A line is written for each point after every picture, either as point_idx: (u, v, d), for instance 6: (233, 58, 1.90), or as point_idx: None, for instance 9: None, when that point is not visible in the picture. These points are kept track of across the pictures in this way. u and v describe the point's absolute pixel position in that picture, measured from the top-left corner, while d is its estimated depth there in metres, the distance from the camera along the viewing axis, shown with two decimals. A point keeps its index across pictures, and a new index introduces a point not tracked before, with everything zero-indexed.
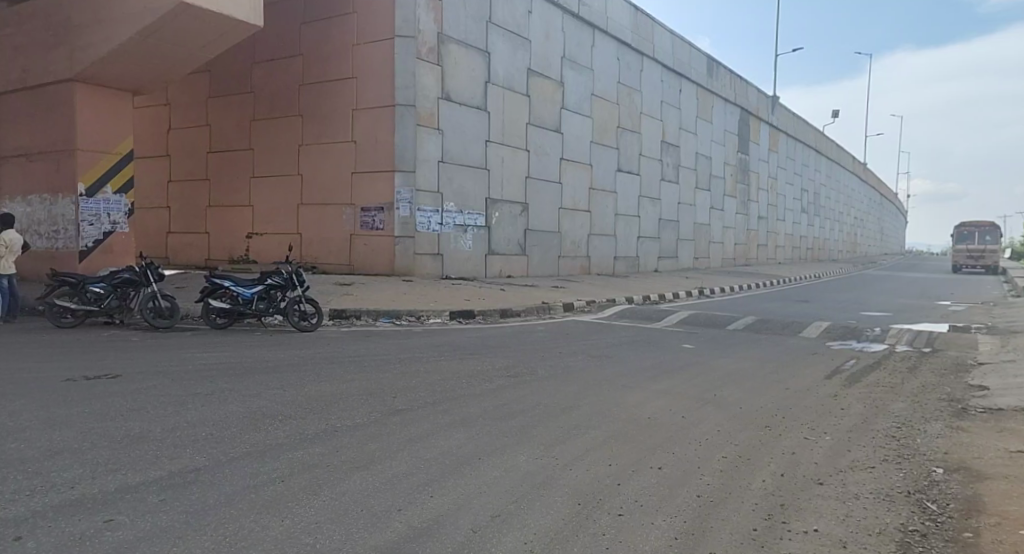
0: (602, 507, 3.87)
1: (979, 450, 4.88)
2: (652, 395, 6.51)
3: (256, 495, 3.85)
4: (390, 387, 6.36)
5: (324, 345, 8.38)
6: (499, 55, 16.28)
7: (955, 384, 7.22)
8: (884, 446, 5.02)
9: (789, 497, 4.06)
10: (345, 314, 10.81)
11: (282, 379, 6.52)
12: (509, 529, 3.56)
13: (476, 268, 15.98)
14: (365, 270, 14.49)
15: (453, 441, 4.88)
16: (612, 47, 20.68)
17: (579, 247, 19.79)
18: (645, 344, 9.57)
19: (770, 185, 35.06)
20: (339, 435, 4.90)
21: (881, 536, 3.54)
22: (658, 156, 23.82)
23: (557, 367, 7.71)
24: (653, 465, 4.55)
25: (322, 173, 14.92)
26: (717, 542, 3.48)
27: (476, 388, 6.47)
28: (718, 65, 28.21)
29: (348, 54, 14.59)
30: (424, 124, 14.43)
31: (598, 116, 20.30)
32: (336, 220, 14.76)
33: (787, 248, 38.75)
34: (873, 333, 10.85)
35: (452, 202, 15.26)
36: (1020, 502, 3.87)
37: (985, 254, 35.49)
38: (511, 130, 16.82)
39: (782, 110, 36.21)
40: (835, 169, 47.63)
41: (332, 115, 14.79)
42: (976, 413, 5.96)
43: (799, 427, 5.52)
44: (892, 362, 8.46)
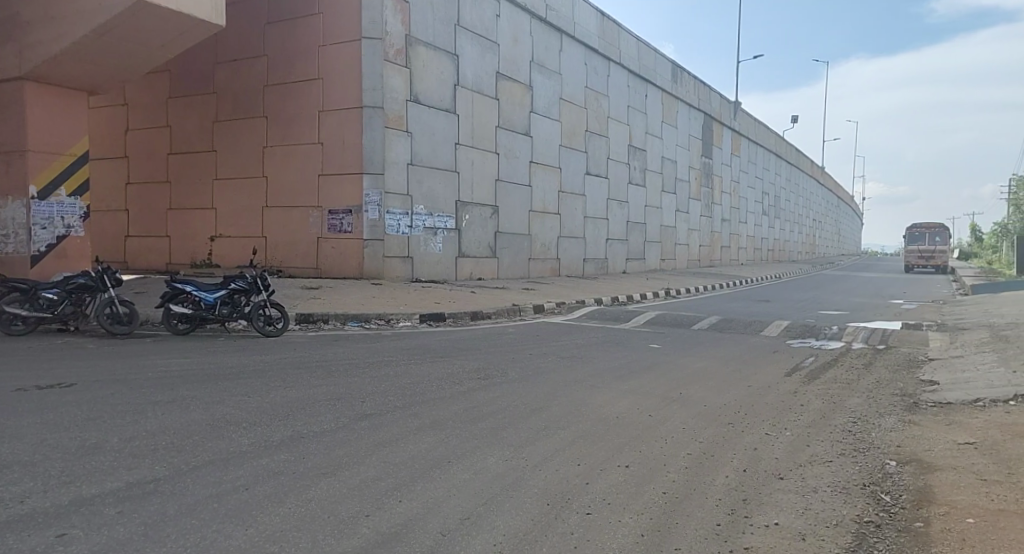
0: (570, 506, 3.92)
1: (929, 443, 5.07)
2: (621, 395, 6.60)
3: (219, 504, 3.79)
4: (358, 391, 6.32)
5: (290, 351, 8.28)
6: (466, 57, 16.27)
7: (908, 379, 7.49)
8: (841, 441, 5.19)
9: (751, 492, 4.17)
10: (312, 318, 10.65)
11: (246, 385, 6.42)
12: (478, 531, 3.58)
13: (445, 270, 15.95)
14: (333, 274, 14.35)
15: (423, 445, 4.88)
16: (579, 52, 20.86)
17: (548, 249, 19.90)
18: (612, 344, 9.68)
19: (732, 188, 35.74)
20: (306, 442, 4.86)
21: (837, 528, 3.66)
22: (625, 159, 24.09)
23: (526, 368, 7.76)
24: (621, 464, 4.63)
25: (288, 175, 14.73)
26: (683, 539, 3.55)
27: (446, 391, 6.47)
28: (682, 70, 28.65)
29: (313, 56, 14.45)
30: (392, 126, 14.35)
31: (566, 119, 20.45)
32: (302, 223, 14.59)
33: (749, 249, 39.54)
34: (831, 331, 11.17)
35: (421, 204, 15.20)
36: (967, 492, 4.04)
37: (935, 255, 36.76)
38: (480, 133, 16.83)
39: (744, 114, 36.95)
40: (793, 172, 48.80)
41: (298, 116, 14.62)
42: (928, 407, 6.19)
43: (761, 424, 5.66)
44: (849, 360, 8.73)
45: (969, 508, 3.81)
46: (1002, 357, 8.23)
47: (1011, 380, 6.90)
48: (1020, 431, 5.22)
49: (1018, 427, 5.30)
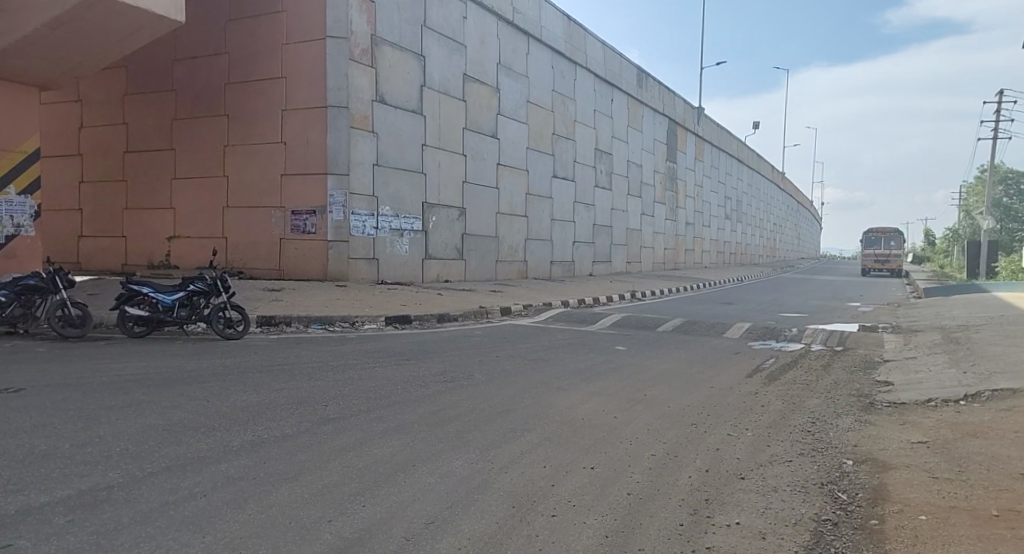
0: (536, 508, 3.92)
1: (884, 442, 5.21)
2: (587, 396, 6.63)
3: (175, 512, 3.69)
4: (322, 395, 6.23)
5: (251, 354, 8.13)
6: (433, 58, 16.20)
7: (863, 380, 7.69)
8: (799, 441, 5.30)
9: (713, 492, 4.23)
10: (273, 321, 10.46)
11: (205, 389, 6.26)
12: (443, 536, 3.55)
13: (412, 272, 15.84)
14: (296, 275, 14.13)
15: (387, 449, 4.82)
16: (546, 55, 20.95)
17: (515, 251, 19.92)
18: (579, 346, 9.74)
19: (695, 192, 36.28)
20: (267, 447, 4.76)
21: (796, 526, 3.73)
22: (591, 162, 24.27)
23: (492, 370, 7.75)
24: (586, 466, 4.64)
25: (250, 175, 14.46)
26: (647, 539, 3.59)
27: (411, 394, 6.40)
28: (648, 76, 29.00)
29: (276, 54, 14.23)
30: (358, 127, 14.19)
31: (534, 123, 20.51)
32: (264, 224, 14.34)
33: (712, 253, 40.20)
34: (790, 333, 11.41)
35: (388, 206, 15.08)
36: (920, 490, 4.16)
37: (890, 258, 37.87)
38: (447, 134, 16.76)
39: (707, 120, 37.57)
40: (755, 178, 49.85)
41: (260, 115, 14.37)
42: (883, 407, 6.37)
43: (722, 425, 5.75)
44: (808, 361, 8.92)
45: (921, 505, 3.92)
46: (952, 358, 8.52)
47: (961, 380, 7.14)
48: (969, 429, 5.40)
49: (967, 426, 5.49)
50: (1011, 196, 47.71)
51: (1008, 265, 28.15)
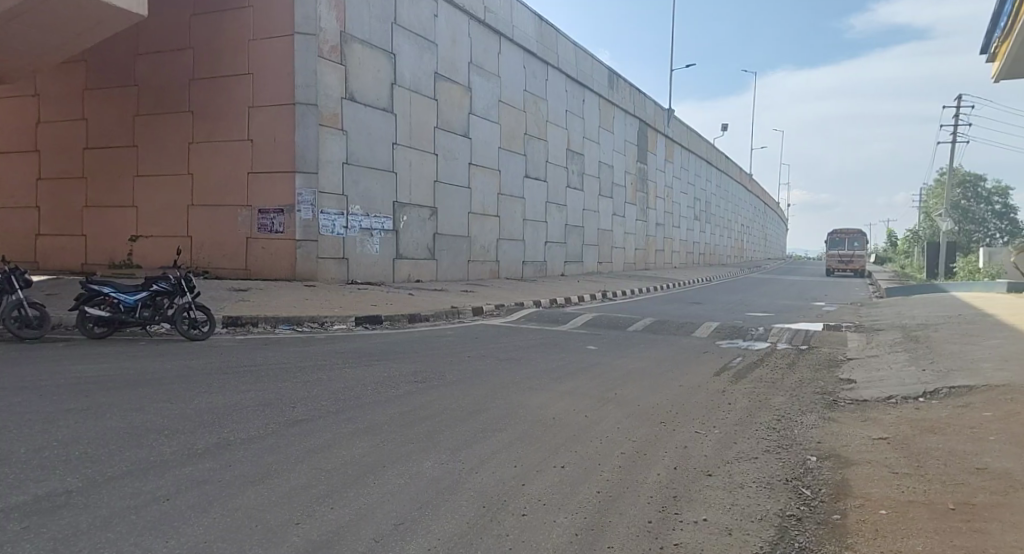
0: (505, 508, 3.92)
1: (847, 439, 5.32)
2: (557, 396, 6.65)
3: (137, 516, 3.60)
4: (289, 397, 6.13)
5: (218, 355, 7.98)
6: (404, 56, 16.08)
7: (827, 378, 7.85)
8: (765, 438, 5.37)
9: (681, 489, 4.27)
10: (240, 322, 10.28)
11: (169, 391, 6.13)
12: (412, 537, 3.53)
13: (382, 272, 15.72)
14: (263, 275, 13.92)
15: (356, 450, 4.77)
16: (518, 55, 20.96)
17: (487, 251, 19.89)
18: (550, 346, 9.77)
19: (666, 193, 36.64)
20: (232, 449, 4.67)
21: (762, 522, 3.79)
22: (563, 163, 24.36)
23: (463, 370, 7.72)
24: (557, 465, 4.65)
25: (215, 173, 14.20)
26: (616, 536, 3.61)
27: (381, 395, 6.36)
28: (619, 77, 29.20)
29: (243, 50, 14.00)
30: (326, 124, 14.03)
31: (506, 122, 20.52)
32: (231, 222, 14.10)
33: (682, 253, 40.64)
34: (757, 332, 11.59)
35: (358, 205, 14.93)
36: (881, 485, 4.25)
37: (854, 259, 38.69)
38: (418, 133, 16.66)
39: (677, 122, 37.99)
40: (724, 180, 50.57)
41: (226, 112, 14.12)
42: (845, 405, 6.51)
43: (691, 423, 5.81)
44: (774, 360, 9.07)
45: (881, 499, 4.01)
46: (912, 356, 8.75)
47: (919, 378, 7.33)
48: (926, 425, 5.54)
49: (926, 422, 5.64)
50: (969, 198, 49.16)
51: (966, 265, 28.95)
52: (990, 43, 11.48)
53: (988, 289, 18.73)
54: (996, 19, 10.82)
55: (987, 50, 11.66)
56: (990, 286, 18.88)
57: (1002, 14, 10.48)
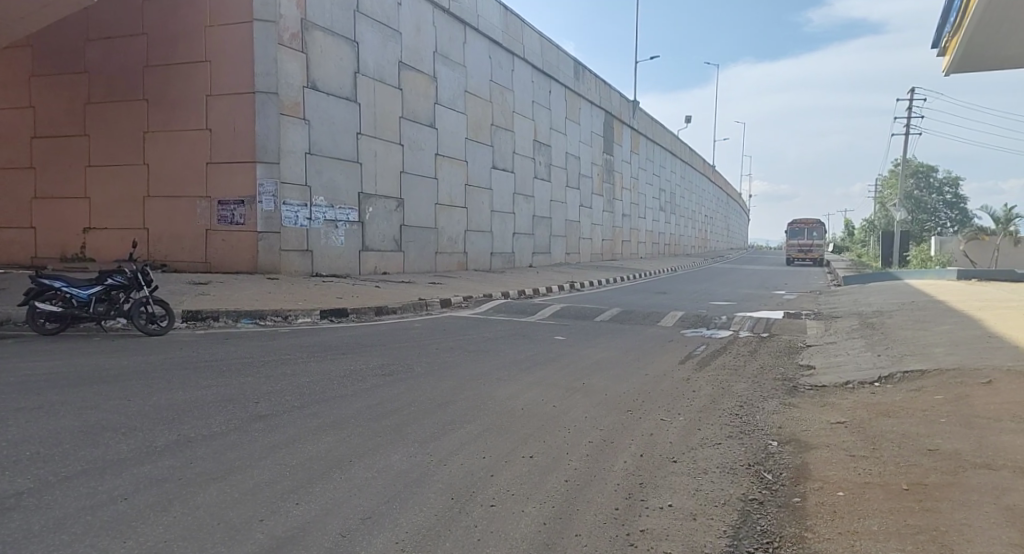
0: (474, 499, 3.91)
1: (806, 424, 5.46)
2: (525, 386, 6.66)
3: (93, 516, 3.51)
4: (253, 392, 6.03)
5: (178, 350, 7.79)
6: (367, 45, 15.84)
7: (788, 364, 8.06)
8: (728, 424, 5.48)
9: (647, 476, 4.32)
10: (200, 316, 10.05)
11: (126, 388, 5.96)
12: (380, 530, 3.51)
13: (347, 265, 15.52)
14: (224, 268, 13.63)
15: (322, 445, 4.70)
16: (483, 45, 20.83)
17: (455, 242, 19.78)
18: (519, 337, 9.78)
19: (631, 184, 36.93)
20: (194, 446, 4.57)
21: (724, 506, 3.86)
22: (530, 154, 24.36)
23: (432, 362, 7.70)
24: (526, 455, 4.66)
25: (172, 163, 13.83)
26: (583, 523, 3.65)
27: (347, 389, 6.29)
28: (585, 68, 29.26)
29: (200, 37, 13.63)
30: (288, 113, 13.76)
31: (472, 112, 20.39)
32: (189, 214, 13.76)
33: (648, 244, 41.09)
34: (721, 321, 11.81)
35: (321, 196, 14.70)
36: (839, 468, 4.37)
37: (813, 248, 39.63)
38: (383, 123, 16.45)
39: (642, 113, 38.26)
40: (687, 171, 51.21)
41: (183, 100, 13.75)
42: (805, 390, 6.66)
43: (658, 410, 5.88)
44: (737, 347, 9.26)
45: (839, 482, 4.13)
46: (868, 342, 9.00)
47: (875, 363, 7.55)
48: (882, 409, 5.71)
49: (881, 406, 5.81)
50: (921, 189, 50.55)
51: (919, 254, 29.78)
52: (940, 37, 11.81)
53: (940, 276, 19.36)
54: (947, 14, 11.12)
55: (937, 44, 12.01)
56: (941, 273, 19.56)
57: (952, 9, 10.80)
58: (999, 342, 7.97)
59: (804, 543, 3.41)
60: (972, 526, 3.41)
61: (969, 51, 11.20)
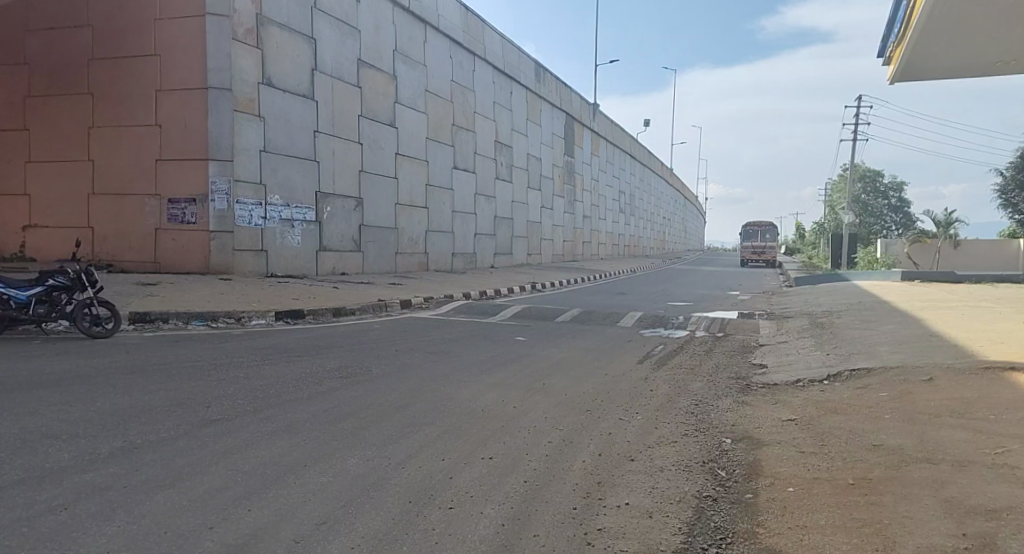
0: (432, 502, 3.88)
1: (759, 421, 5.59)
2: (485, 387, 6.65)
3: (28, 528, 3.35)
4: (204, 395, 5.87)
5: (125, 353, 7.53)
6: (325, 41, 15.59)
7: (741, 363, 8.24)
8: (684, 422, 5.58)
9: (605, 475, 4.36)
10: (148, 318, 9.73)
11: (70, 393, 5.73)
12: (335, 536, 3.45)
13: (304, 265, 15.24)
14: (174, 268, 13.25)
15: (276, 449, 4.61)
16: (443, 44, 20.71)
17: (415, 243, 19.63)
18: (479, 338, 9.75)
19: (592, 186, 37.23)
20: (139, 453, 4.41)
21: (679, 503, 3.92)
22: (491, 154, 24.33)
23: (391, 364, 7.60)
24: (485, 456, 4.66)
25: (120, 160, 13.38)
26: (541, 524, 3.65)
27: (304, 391, 6.18)
28: (545, 70, 29.37)
29: (149, 30, 13.24)
30: (242, 110, 13.45)
31: (432, 112, 20.26)
32: (137, 213, 13.33)
33: (608, 245, 41.50)
34: (678, 321, 12.00)
35: (277, 195, 14.40)
36: (790, 464, 4.48)
37: (767, 250, 40.60)
38: (341, 121, 16.21)
39: (602, 116, 38.63)
40: (647, 174, 51.93)
41: (131, 95, 13.32)
42: (758, 388, 6.81)
43: (616, 410, 5.93)
44: (694, 347, 9.41)
45: (790, 477, 4.23)
46: (818, 342, 9.26)
47: (825, 361, 7.77)
48: (831, 407, 5.87)
49: (830, 403, 5.97)
50: (868, 193, 52.38)
51: (867, 255, 30.78)
52: (886, 47, 12.22)
53: (885, 278, 20.07)
54: (892, 24, 11.50)
55: (883, 54, 12.43)
56: (886, 274, 20.28)
57: (896, 20, 11.19)
58: (941, 341, 8.29)
59: (755, 538, 3.48)
60: (912, 518, 3.53)
61: (913, 60, 11.62)
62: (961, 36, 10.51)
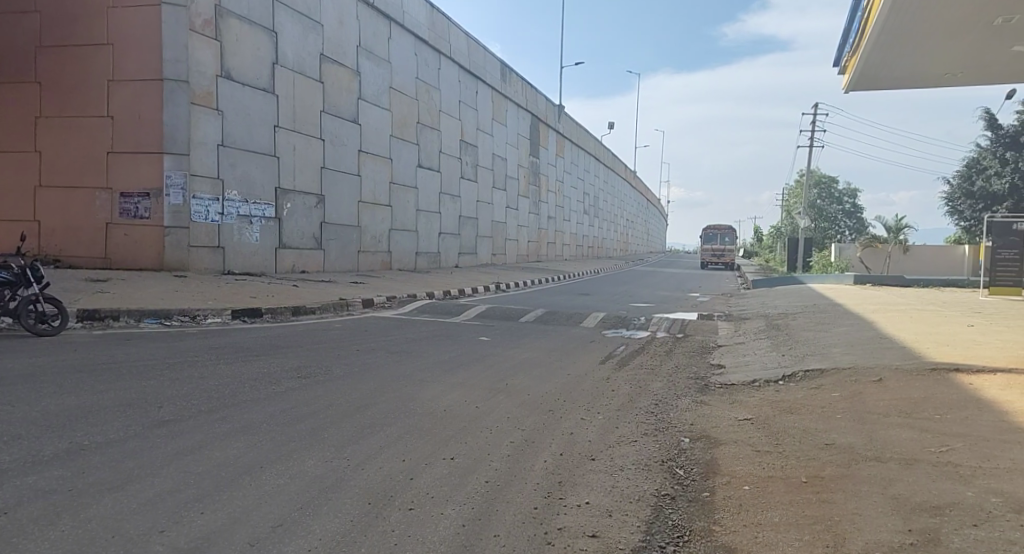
0: (392, 504, 3.83)
1: (716, 420, 5.69)
2: (448, 388, 6.61)
3: None
4: (156, 396, 5.69)
5: (73, 352, 7.27)
6: (286, 35, 15.32)
7: (700, 363, 8.38)
8: (644, 422, 5.63)
9: (566, 474, 4.38)
10: (98, 315, 9.43)
11: (12, 393, 5.50)
12: (292, 539, 3.38)
13: (263, 262, 14.95)
14: (126, 265, 12.86)
15: (231, 451, 4.50)
16: (408, 42, 20.55)
17: (378, 241, 19.43)
18: (442, 337, 9.71)
19: (556, 187, 37.42)
20: (86, 455, 4.26)
21: (639, 502, 3.96)
22: (457, 153, 24.24)
23: (351, 364, 7.51)
24: (446, 456, 4.63)
25: (69, 152, 12.92)
26: (501, 524, 3.64)
27: (261, 391, 6.06)
28: (511, 71, 29.38)
29: (101, 18, 12.82)
30: (199, 103, 13.12)
31: (397, 109, 20.09)
32: (88, 206, 12.90)
33: (572, 246, 41.77)
34: (639, 322, 12.13)
35: (235, 190, 14.09)
36: (747, 463, 4.56)
37: (726, 253, 41.39)
38: (303, 117, 15.93)
39: (567, 118, 38.86)
40: (610, 176, 52.49)
41: (82, 85, 12.88)
42: (716, 389, 6.92)
43: (578, 410, 5.96)
44: (654, 347, 9.53)
45: (745, 476, 4.31)
46: (774, 343, 9.47)
47: (780, 362, 7.96)
48: (786, 406, 6.00)
49: (785, 403, 6.11)
50: (823, 199, 53.86)
51: (822, 258, 31.72)
52: (841, 57, 12.61)
53: (839, 281, 20.66)
54: (847, 34, 11.87)
55: (839, 63, 12.80)
56: (839, 278, 20.87)
57: (852, 30, 11.52)
58: (890, 343, 8.55)
59: (712, 536, 3.54)
60: (861, 515, 3.63)
61: (866, 70, 12.00)
62: (911, 48, 10.89)
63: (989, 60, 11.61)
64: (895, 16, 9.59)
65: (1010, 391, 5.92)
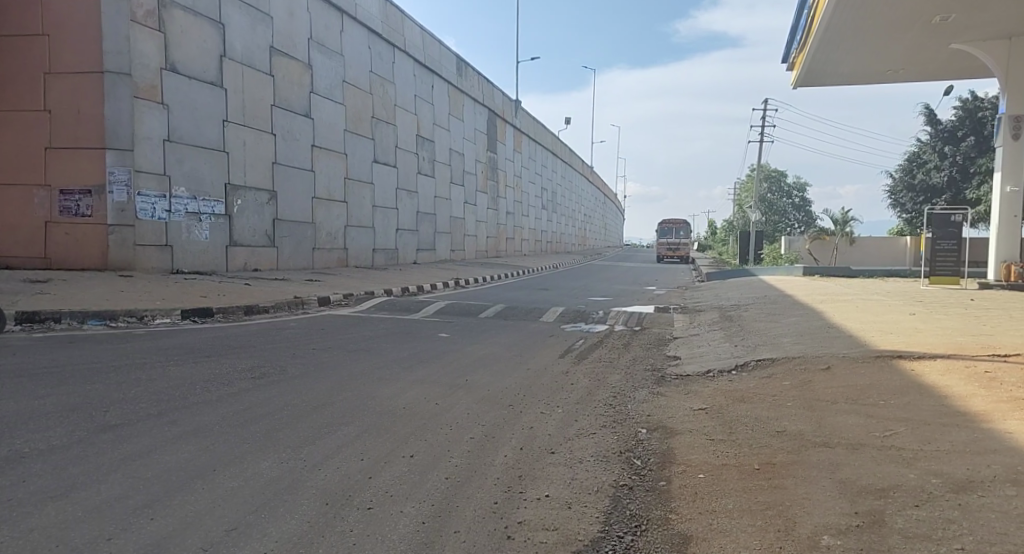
0: (350, 503, 3.79)
1: (672, 410, 5.79)
2: (407, 385, 6.56)
3: None
4: (103, 399, 5.50)
5: (10, 356, 6.95)
6: (234, 27, 14.91)
7: (657, 355, 8.53)
8: (602, 414, 5.69)
9: (526, 468, 4.39)
10: (39, 317, 9.05)
11: None
12: (246, 541, 3.32)
13: (213, 261, 14.56)
14: (67, 265, 12.35)
15: (182, 455, 4.38)
16: (362, 35, 20.25)
17: (334, 237, 19.13)
18: (401, 335, 9.63)
19: (514, 183, 37.43)
20: (26, 463, 4.08)
21: (597, 493, 4.00)
22: (413, 148, 24.02)
23: (307, 363, 7.39)
24: (405, 454, 4.59)
25: (3, 147, 12.32)
26: (461, 520, 3.63)
27: (213, 392, 5.91)
28: (467, 65, 29.22)
29: (35, 7, 12.26)
30: (142, 96, 12.70)
31: (351, 103, 19.80)
32: (25, 204, 12.34)
33: (530, 242, 41.88)
34: (597, 315, 12.25)
35: (183, 186, 13.69)
36: (701, 451, 4.66)
37: (681, 247, 42.03)
38: (253, 111, 15.55)
39: (524, 113, 38.86)
40: (568, 172, 52.78)
41: (17, 77, 12.32)
42: (672, 380, 7.05)
43: (537, 404, 5.99)
44: (611, 341, 9.65)
45: (700, 464, 4.40)
46: (727, 334, 9.69)
47: (733, 352, 8.15)
48: (738, 396, 6.15)
49: (738, 393, 6.25)
50: (773, 192, 55.27)
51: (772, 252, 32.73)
52: (789, 53, 12.89)
53: (789, 272, 21.23)
54: (795, 31, 12.17)
55: (787, 59, 13.12)
56: (790, 269, 21.41)
57: (799, 28, 11.84)
58: (837, 332, 8.85)
59: (669, 524, 3.61)
60: (811, 499, 3.75)
61: (812, 67, 12.37)
62: (856, 45, 11.24)
63: (928, 55, 12.05)
64: (840, 15, 9.88)
65: (948, 376, 6.17)
